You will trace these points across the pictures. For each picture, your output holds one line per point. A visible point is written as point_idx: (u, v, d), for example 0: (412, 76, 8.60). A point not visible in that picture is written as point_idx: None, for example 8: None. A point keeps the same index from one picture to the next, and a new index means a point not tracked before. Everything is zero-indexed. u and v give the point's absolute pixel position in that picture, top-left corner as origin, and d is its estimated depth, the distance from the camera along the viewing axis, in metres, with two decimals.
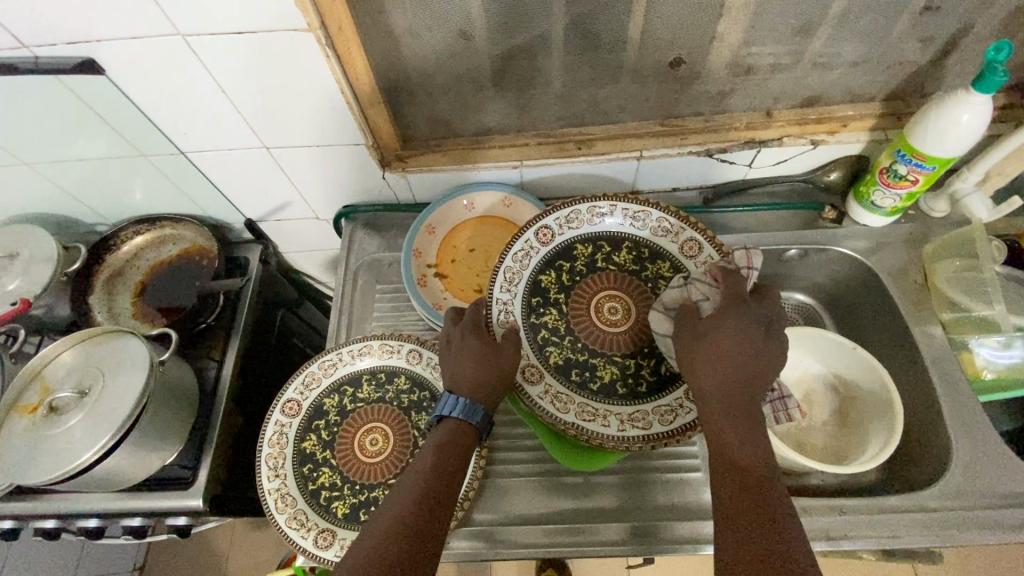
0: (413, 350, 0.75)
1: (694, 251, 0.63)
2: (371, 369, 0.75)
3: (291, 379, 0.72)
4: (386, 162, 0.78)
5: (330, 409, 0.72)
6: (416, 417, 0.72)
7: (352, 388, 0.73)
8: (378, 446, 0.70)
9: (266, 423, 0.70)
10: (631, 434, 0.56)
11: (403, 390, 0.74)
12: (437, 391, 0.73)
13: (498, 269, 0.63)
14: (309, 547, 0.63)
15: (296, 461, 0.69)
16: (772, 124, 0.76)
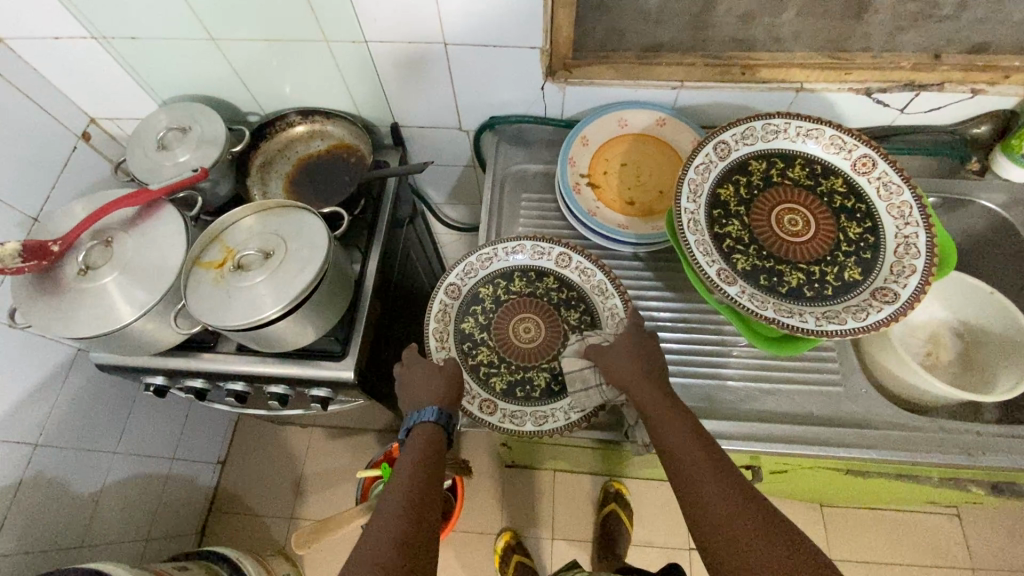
0: (562, 253, 0.77)
1: (867, 168, 0.64)
2: (523, 266, 0.78)
3: (454, 264, 0.78)
4: (552, 71, 0.80)
5: (485, 298, 0.77)
6: (566, 313, 0.76)
7: (505, 281, 0.78)
8: (531, 334, 0.75)
9: (432, 300, 0.76)
10: (831, 329, 0.56)
11: (552, 288, 0.77)
12: (586, 293, 0.76)
13: (684, 179, 0.63)
14: (474, 412, 0.69)
15: (457, 339, 0.75)
16: (939, 66, 0.76)
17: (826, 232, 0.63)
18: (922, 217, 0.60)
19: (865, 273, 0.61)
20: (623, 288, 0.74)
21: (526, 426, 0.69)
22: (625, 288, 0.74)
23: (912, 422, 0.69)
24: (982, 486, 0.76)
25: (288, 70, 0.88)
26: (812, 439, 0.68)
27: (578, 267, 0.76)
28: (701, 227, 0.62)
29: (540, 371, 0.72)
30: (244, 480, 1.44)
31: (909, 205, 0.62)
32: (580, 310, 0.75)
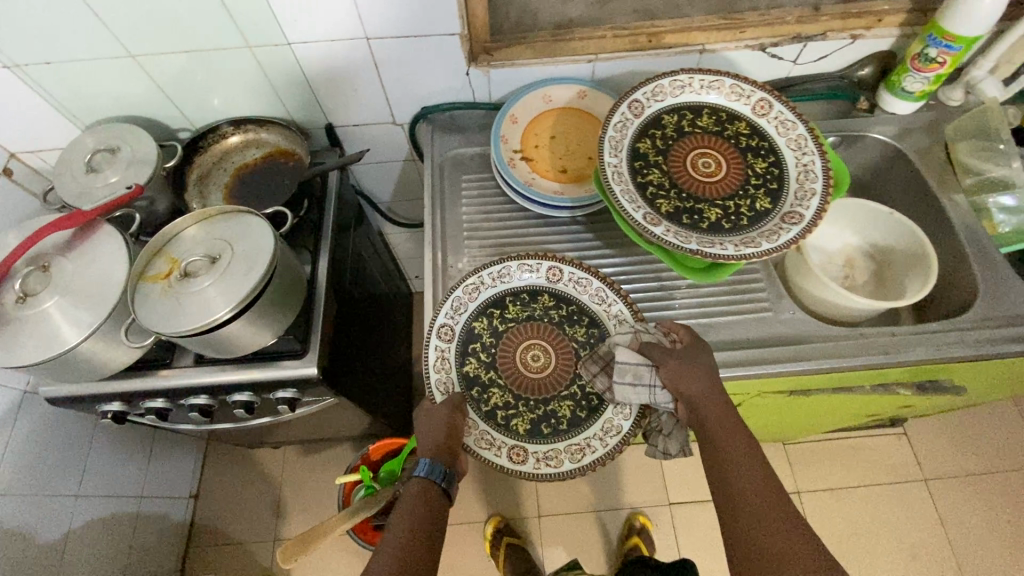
0: (550, 268, 0.79)
1: (764, 110, 0.71)
2: (514, 292, 0.79)
3: (440, 306, 0.77)
4: (474, 55, 0.84)
5: (483, 333, 0.78)
6: (569, 330, 0.78)
7: (499, 310, 0.78)
8: (536, 364, 0.77)
9: (428, 349, 0.76)
10: (748, 252, 0.62)
11: (550, 307, 0.78)
12: (585, 304, 0.78)
13: (603, 136, 0.68)
14: (505, 460, 0.72)
15: (464, 384, 0.76)
16: (818, 18, 0.85)
17: (738, 170, 0.69)
18: (816, 144, 0.68)
19: (774, 202, 0.67)
20: (623, 294, 0.76)
21: (563, 465, 0.72)
22: (624, 291, 0.77)
23: (835, 334, 0.76)
24: (907, 388, 0.85)
25: (214, 81, 0.89)
26: (753, 360, 0.74)
27: (572, 280, 0.78)
28: (624, 178, 0.67)
29: (558, 401, 0.75)
30: (221, 510, 1.41)
31: (804, 137, 0.69)
32: (585, 323, 0.78)
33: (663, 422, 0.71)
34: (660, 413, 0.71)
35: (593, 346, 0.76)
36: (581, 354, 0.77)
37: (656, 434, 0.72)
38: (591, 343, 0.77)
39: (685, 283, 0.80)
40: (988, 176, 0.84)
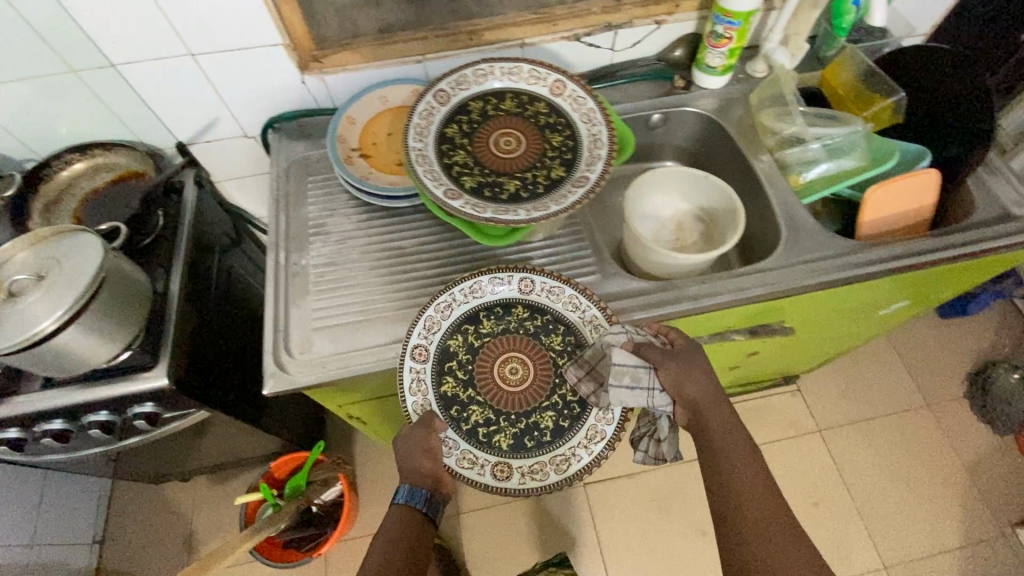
0: (522, 280, 0.79)
1: (560, 90, 0.78)
2: (486, 306, 0.79)
3: (413, 328, 0.75)
4: (304, 64, 0.88)
5: (458, 350, 0.78)
6: (546, 338, 0.79)
7: (473, 326, 0.78)
8: (515, 377, 0.77)
9: (403, 372, 0.74)
10: (537, 216, 0.68)
11: (525, 318, 0.79)
12: (559, 313, 0.79)
13: (408, 124, 0.73)
14: (490, 479, 0.73)
15: (442, 404, 0.75)
16: (621, 7, 0.93)
17: (536, 145, 0.75)
18: (602, 115, 0.75)
19: (568, 170, 0.73)
20: (596, 299, 0.78)
21: (547, 479, 0.74)
22: (597, 297, 0.78)
23: (654, 289, 0.83)
24: (739, 333, 0.92)
25: (50, 108, 0.90)
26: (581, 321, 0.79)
27: (545, 288, 0.79)
28: (428, 160, 0.71)
29: (539, 413, 0.76)
30: (130, 549, 1.36)
31: (593, 111, 0.76)
32: (559, 330, 0.79)
33: (659, 427, 0.76)
34: (657, 420, 0.76)
35: (567, 353, 0.78)
36: (559, 362, 0.78)
37: (643, 437, 0.78)
38: (569, 350, 0.78)
39: (518, 256, 0.85)
40: (784, 135, 0.93)
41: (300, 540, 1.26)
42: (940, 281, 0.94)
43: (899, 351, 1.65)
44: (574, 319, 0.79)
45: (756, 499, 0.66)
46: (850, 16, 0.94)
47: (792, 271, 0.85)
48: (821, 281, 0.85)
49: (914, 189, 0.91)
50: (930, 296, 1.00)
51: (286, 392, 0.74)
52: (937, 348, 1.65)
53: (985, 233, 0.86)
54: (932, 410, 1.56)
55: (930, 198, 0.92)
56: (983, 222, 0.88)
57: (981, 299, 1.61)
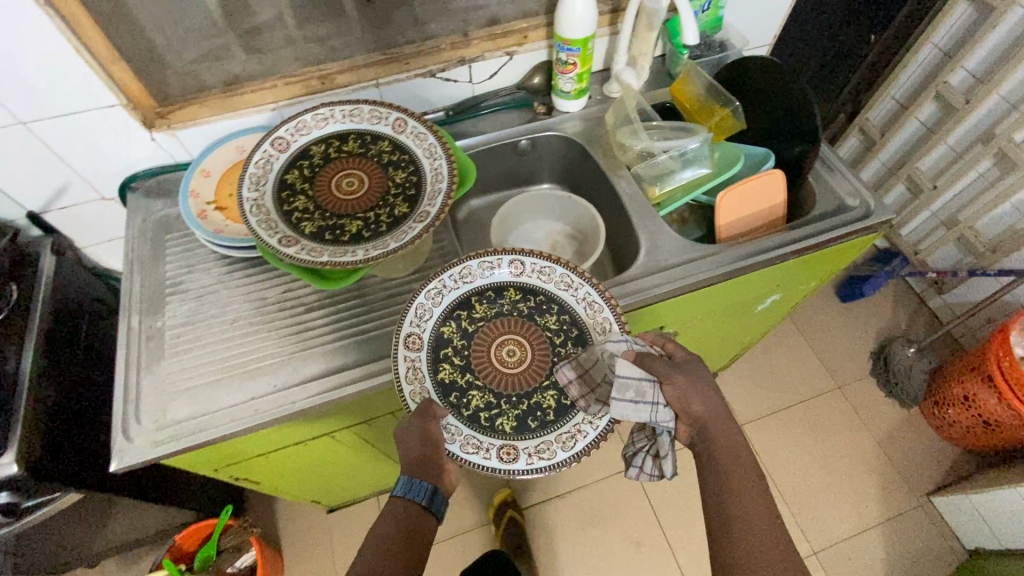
0: (512, 263, 0.81)
1: (402, 127, 0.79)
2: (478, 291, 0.81)
3: (406, 315, 0.76)
4: (149, 122, 0.87)
5: (454, 337, 0.78)
6: (541, 319, 0.80)
7: (466, 311, 0.80)
8: (512, 359, 0.77)
9: (398, 360, 0.74)
10: (373, 255, 0.67)
11: (517, 300, 0.80)
12: (553, 293, 0.81)
13: (243, 174, 0.72)
14: (496, 462, 0.70)
15: (441, 391, 0.75)
16: (470, 42, 0.97)
17: (380, 184, 0.75)
18: (441, 149, 0.76)
19: (410, 206, 0.74)
20: (587, 276, 0.80)
21: (556, 456, 0.71)
22: (586, 273, 0.80)
23: None
24: None
25: None
26: None
27: (536, 270, 0.81)
28: (263, 209, 0.70)
29: (539, 394, 0.76)
30: None
31: (435, 145, 0.77)
32: (553, 310, 0.79)
33: (661, 446, 0.73)
34: (657, 436, 0.73)
35: (565, 334, 0.79)
36: (557, 342, 0.78)
37: (640, 453, 0.75)
38: (565, 329, 0.79)
39: (384, 294, 0.85)
40: (634, 150, 0.98)
41: None
42: (802, 274, 0.99)
43: (807, 338, 1.73)
44: (570, 300, 0.80)
45: (761, 519, 0.66)
46: None
47: (650, 279, 0.89)
48: (680, 287, 0.88)
49: (762, 190, 0.96)
50: (799, 288, 1.06)
51: (137, 466, 0.70)
52: (842, 332, 1.74)
53: (827, 224, 0.91)
54: (842, 391, 1.64)
55: (779, 196, 0.97)
56: (824, 214, 0.94)
57: (874, 281, 1.71)
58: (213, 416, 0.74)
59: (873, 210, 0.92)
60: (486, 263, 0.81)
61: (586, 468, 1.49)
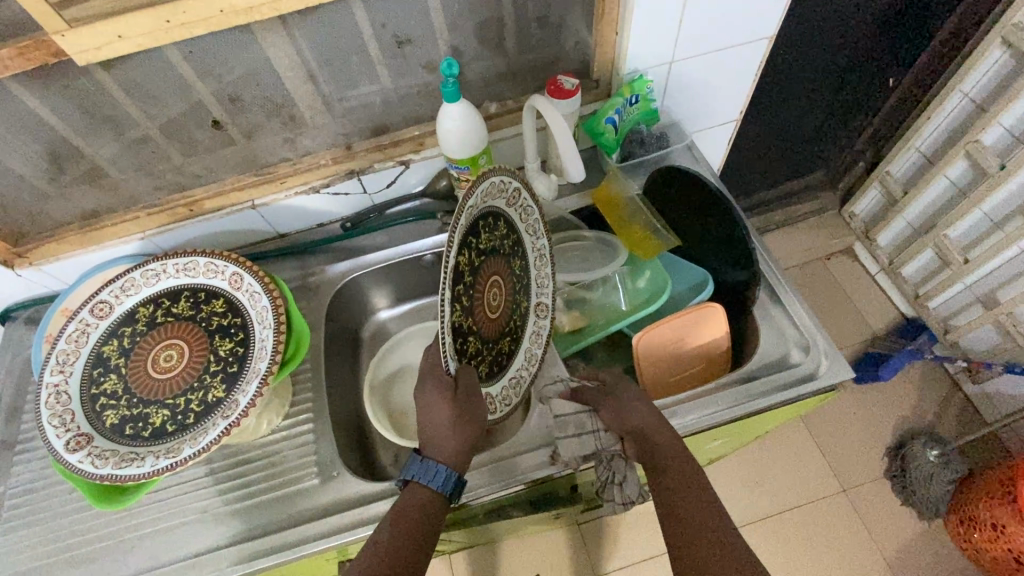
0: (514, 189, 0.71)
1: (238, 284, 0.70)
2: (482, 216, 0.67)
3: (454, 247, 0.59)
4: (10, 262, 0.82)
5: (463, 272, 0.65)
6: (513, 262, 0.74)
7: (474, 238, 0.66)
8: (496, 303, 0.72)
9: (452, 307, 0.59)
10: (161, 466, 0.58)
11: (504, 235, 0.72)
12: (522, 235, 0.75)
13: (47, 354, 0.65)
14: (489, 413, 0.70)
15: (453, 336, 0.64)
16: (355, 155, 0.87)
17: (201, 359, 0.67)
18: (270, 318, 0.66)
19: (227, 389, 0.65)
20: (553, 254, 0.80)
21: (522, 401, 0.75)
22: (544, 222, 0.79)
23: (376, 491, 0.73)
24: (521, 507, 0.82)
25: None
26: (293, 540, 0.70)
27: (523, 206, 0.74)
28: (61, 398, 0.63)
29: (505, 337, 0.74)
30: None
31: (266, 310, 0.67)
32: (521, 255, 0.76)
33: (616, 470, 0.70)
34: (613, 462, 0.70)
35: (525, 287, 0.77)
36: (517, 287, 0.76)
37: (607, 484, 0.70)
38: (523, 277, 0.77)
39: (233, 462, 0.76)
40: None
41: None
42: (738, 429, 0.82)
43: (811, 427, 1.50)
44: (528, 248, 0.77)
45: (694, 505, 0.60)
46: (610, 135, 0.86)
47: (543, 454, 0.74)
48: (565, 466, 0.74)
49: (692, 327, 0.79)
50: (751, 430, 0.89)
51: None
52: (853, 420, 1.50)
53: (771, 381, 0.74)
54: (852, 493, 1.41)
55: (715, 336, 0.80)
56: (763, 368, 0.76)
57: (892, 364, 1.47)
58: None
59: (820, 372, 0.74)
60: (504, 186, 0.68)
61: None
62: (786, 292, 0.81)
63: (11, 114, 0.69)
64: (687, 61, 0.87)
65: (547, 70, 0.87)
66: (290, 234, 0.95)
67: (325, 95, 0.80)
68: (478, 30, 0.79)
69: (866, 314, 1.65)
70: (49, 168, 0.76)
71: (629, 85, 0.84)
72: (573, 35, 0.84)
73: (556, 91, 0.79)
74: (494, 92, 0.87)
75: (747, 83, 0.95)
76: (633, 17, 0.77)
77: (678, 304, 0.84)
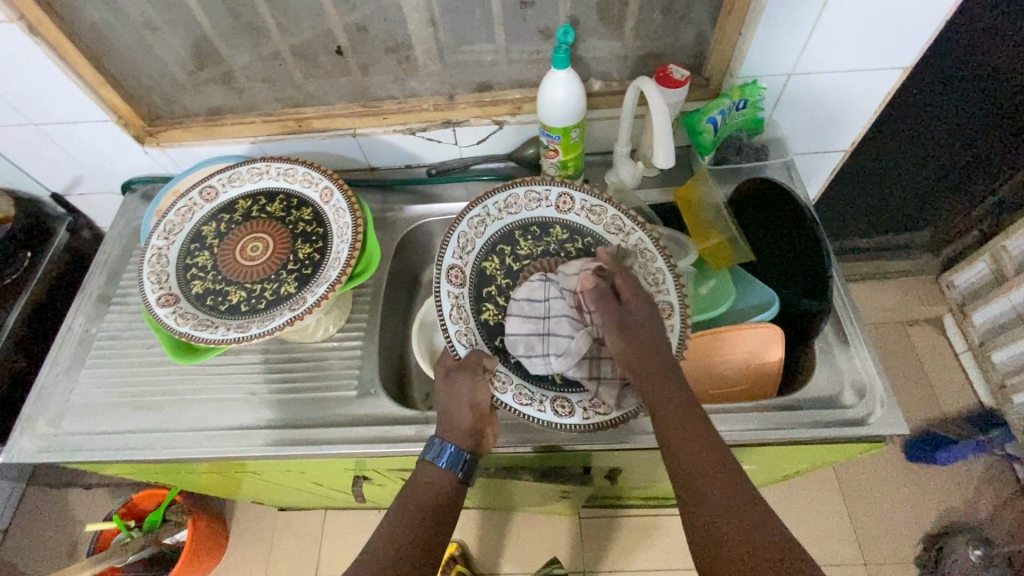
0: (561, 195, 0.82)
1: (328, 197, 0.76)
2: (523, 227, 0.82)
3: (448, 245, 0.76)
4: (141, 138, 0.92)
5: (495, 274, 0.80)
6: (583, 261, 0.80)
7: (507, 246, 0.81)
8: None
9: (444, 294, 0.74)
10: (229, 336, 0.65)
11: (562, 240, 0.82)
12: (599, 235, 0.82)
13: (158, 220, 0.74)
14: (550, 414, 0.69)
15: (485, 330, 0.77)
16: (455, 106, 0.90)
17: (281, 255, 0.74)
18: (349, 234, 0.72)
19: (298, 287, 0.71)
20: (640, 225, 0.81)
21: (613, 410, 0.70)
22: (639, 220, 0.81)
23: (405, 418, 0.78)
24: (532, 473, 0.84)
25: None
26: (323, 439, 0.76)
27: (585, 205, 0.82)
28: (161, 260, 0.72)
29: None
30: (22, 545, 1.43)
31: (347, 226, 0.73)
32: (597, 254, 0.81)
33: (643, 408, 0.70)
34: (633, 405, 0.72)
35: None
36: None
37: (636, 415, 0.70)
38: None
39: (283, 359, 0.83)
40: None
41: None
42: (767, 456, 0.80)
43: (847, 493, 1.40)
44: (613, 245, 0.81)
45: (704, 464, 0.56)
46: (709, 136, 0.84)
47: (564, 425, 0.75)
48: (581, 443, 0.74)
49: (745, 345, 0.78)
50: (778, 465, 0.87)
51: (18, 464, 0.77)
52: (893, 498, 1.39)
53: (816, 413, 0.72)
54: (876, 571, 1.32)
55: (766, 360, 0.78)
56: (810, 401, 0.74)
57: (953, 450, 1.37)
58: (93, 437, 0.78)
59: (871, 419, 0.71)
60: (532, 195, 0.81)
61: (536, 560, 1.37)
62: (853, 331, 0.78)
63: (173, 5, 0.78)
64: (808, 76, 0.83)
65: (659, 59, 0.86)
66: (379, 168, 1.00)
67: (442, 42, 0.84)
68: (600, 6, 0.79)
69: (937, 392, 1.52)
70: (192, 62, 0.85)
71: (740, 88, 0.80)
72: (693, 28, 0.83)
73: (664, 79, 0.78)
74: (601, 71, 0.88)
75: (869, 111, 0.90)
76: (763, 19, 0.75)
77: (736, 319, 0.82)
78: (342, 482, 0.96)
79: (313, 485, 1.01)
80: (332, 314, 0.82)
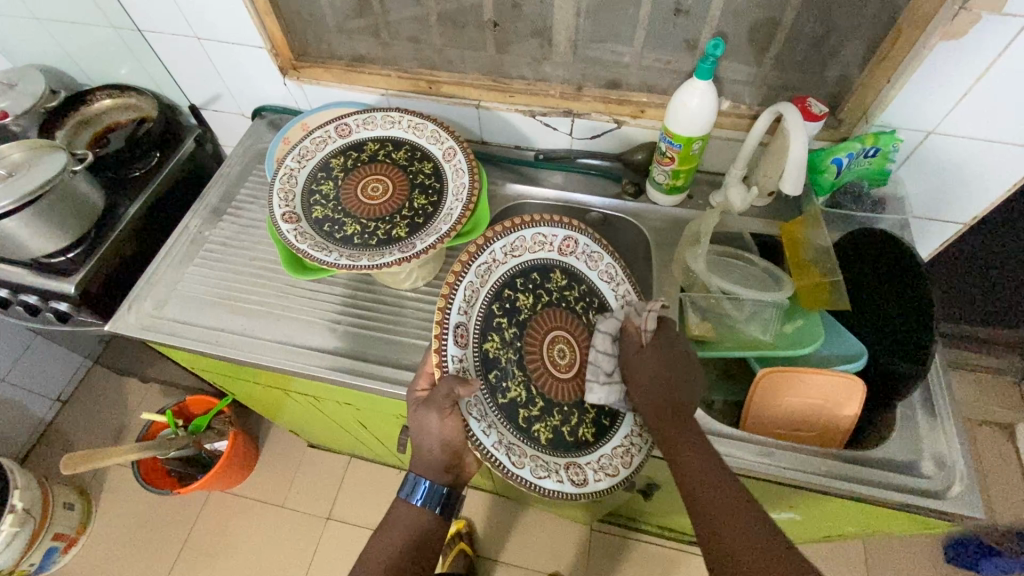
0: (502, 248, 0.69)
1: (450, 156, 0.80)
2: (493, 299, 0.69)
3: (453, 298, 0.64)
4: (284, 70, 0.99)
5: (506, 374, 0.68)
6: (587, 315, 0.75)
7: (495, 334, 0.69)
8: (565, 360, 0.72)
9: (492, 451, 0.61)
10: (343, 262, 0.70)
11: (563, 288, 0.74)
12: (590, 276, 0.77)
13: (295, 145, 0.80)
14: (569, 486, 0.65)
15: (542, 439, 0.68)
16: (580, 97, 0.92)
17: (398, 201, 0.79)
18: (466, 194, 0.75)
19: (409, 233, 0.75)
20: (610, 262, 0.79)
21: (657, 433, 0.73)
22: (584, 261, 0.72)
23: None
24: None
25: (113, 58, 1.13)
26: (395, 380, 0.80)
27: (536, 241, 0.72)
28: (292, 180, 0.78)
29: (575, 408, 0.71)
30: (77, 418, 1.54)
31: (463, 187, 0.77)
32: (596, 303, 0.76)
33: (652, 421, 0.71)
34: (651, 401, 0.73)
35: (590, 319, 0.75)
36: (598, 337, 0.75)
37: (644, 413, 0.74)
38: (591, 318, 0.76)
39: (368, 297, 0.88)
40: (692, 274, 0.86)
41: (179, 473, 1.36)
42: (825, 509, 0.79)
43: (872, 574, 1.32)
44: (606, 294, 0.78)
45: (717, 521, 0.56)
46: (829, 176, 0.83)
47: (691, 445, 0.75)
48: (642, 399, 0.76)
49: (826, 394, 0.75)
50: (826, 520, 0.84)
51: (120, 335, 0.85)
52: None
53: (890, 476, 0.71)
54: None
55: (841, 412, 0.75)
56: (884, 463, 0.73)
57: (1000, 562, 1.28)
58: (189, 327, 0.85)
59: (948, 494, 0.70)
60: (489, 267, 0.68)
61: (539, 555, 1.37)
62: (942, 403, 0.76)
63: None
64: (948, 137, 0.81)
65: (795, 92, 0.86)
66: (490, 143, 1.03)
67: (585, 34, 0.86)
68: (752, 28, 0.80)
69: (996, 499, 1.39)
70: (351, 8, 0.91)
71: (875, 135, 0.79)
72: (840, 68, 0.82)
73: (801, 111, 0.79)
74: (732, 93, 0.88)
75: (1003, 186, 0.85)
76: (920, 67, 0.73)
77: (816, 364, 0.80)
78: (391, 429, 1.00)
79: (361, 427, 1.06)
80: (424, 267, 0.86)
